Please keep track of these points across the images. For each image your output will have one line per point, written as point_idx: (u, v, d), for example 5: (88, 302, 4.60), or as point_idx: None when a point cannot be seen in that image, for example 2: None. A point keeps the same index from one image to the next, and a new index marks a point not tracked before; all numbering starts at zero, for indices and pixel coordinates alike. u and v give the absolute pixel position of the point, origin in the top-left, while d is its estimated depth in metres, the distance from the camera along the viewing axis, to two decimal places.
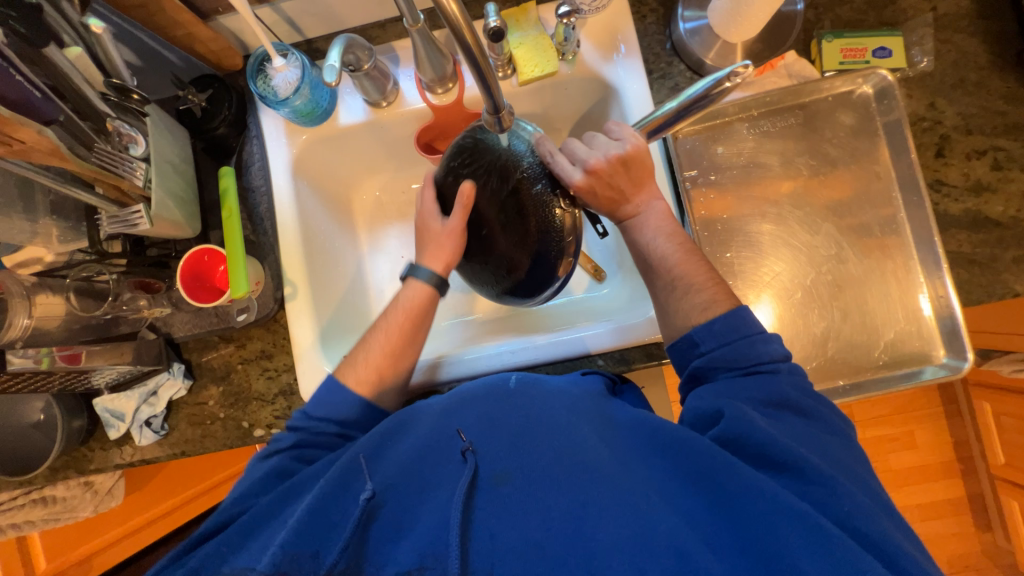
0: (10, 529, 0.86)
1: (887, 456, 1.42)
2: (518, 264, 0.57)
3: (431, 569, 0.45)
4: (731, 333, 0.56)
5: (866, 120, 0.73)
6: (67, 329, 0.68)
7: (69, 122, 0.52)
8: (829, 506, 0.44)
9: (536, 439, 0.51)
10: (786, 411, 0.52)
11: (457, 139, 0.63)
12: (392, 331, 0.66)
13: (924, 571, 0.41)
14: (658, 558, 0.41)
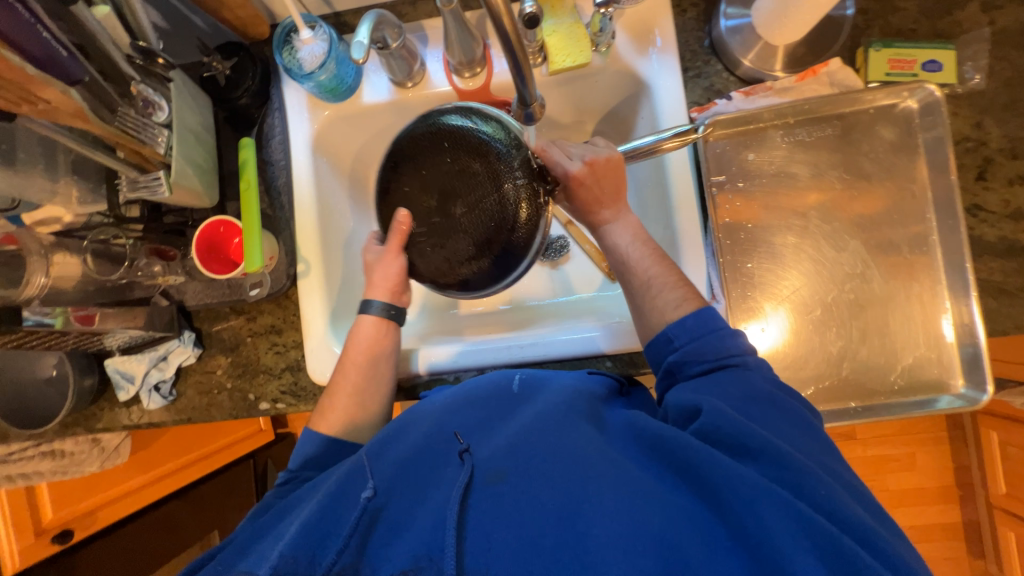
0: (17, 479, 0.88)
1: (885, 476, 1.41)
2: (483, 248, 0.56)
3: (427, 569, 0.45)
4: (703, 329, 0.58)
5: (907, 136, 0.70)
6: (82, 289, 0.68)
7: (94, 84, 0.50)
8: (812, 496, 0.43)
9: (525, 437, 0.52)
10: (763, 404, 0.51)
11: (419, 119, 0.61)
12: (348, 370, 0.67)
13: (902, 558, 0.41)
14: (648, 552, 0.41)
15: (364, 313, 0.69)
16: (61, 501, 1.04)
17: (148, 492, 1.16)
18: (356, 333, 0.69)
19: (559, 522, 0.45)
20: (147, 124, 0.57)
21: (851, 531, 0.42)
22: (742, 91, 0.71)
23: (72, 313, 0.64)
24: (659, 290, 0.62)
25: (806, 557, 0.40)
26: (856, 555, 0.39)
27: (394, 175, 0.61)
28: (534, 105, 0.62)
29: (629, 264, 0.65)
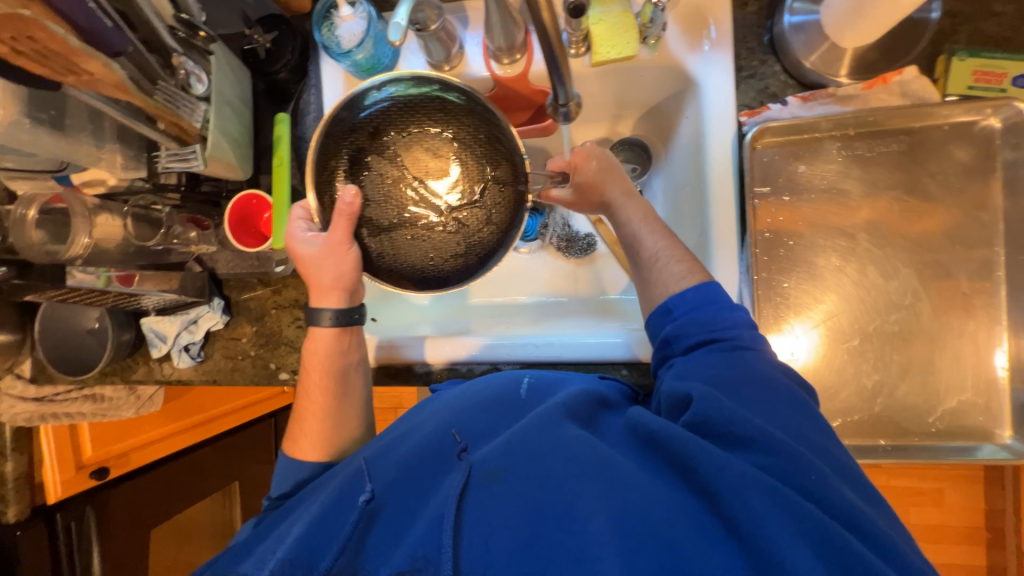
0: (60, 417, 0.94)
1: (907, 509, 1.35)
2: (474, 245, 0.53)
3: (423, 570, 0.45)
4: (703, 300, 0.57)
5: (984, 159, 0.63)
6: (122, 251, 0.71)
7: (138, 54, 0.51)
8: (803, 485, 0.43)
9: (519, 436, 0.52)
10: (754, 383, 0.50)
11: (395, 81, 0.52)
12: (312, 394, 0.65)
13: (894, 543, 0.41)
14: (642, 553, 0.41)
15: (316, 325, 0.62)
16: (100, 441, 1.09)
17: (178, 439, 1.24)
18: (311, 349, 0.64)
19: (553, 525, 0.45)
20: (185, 97, 0.58)
21: (840, 518, 0.41)
22: (799, 96, 0.65)
23: (113, 274, 0.68)
24: (664, 262, 0.61)
25: (797, 545, 0.39)
26: (849, 544, 0.39)
27: (358, 150, 0.51)
28: (570, 103, 0.58)
29: (636, 240, 0.64)
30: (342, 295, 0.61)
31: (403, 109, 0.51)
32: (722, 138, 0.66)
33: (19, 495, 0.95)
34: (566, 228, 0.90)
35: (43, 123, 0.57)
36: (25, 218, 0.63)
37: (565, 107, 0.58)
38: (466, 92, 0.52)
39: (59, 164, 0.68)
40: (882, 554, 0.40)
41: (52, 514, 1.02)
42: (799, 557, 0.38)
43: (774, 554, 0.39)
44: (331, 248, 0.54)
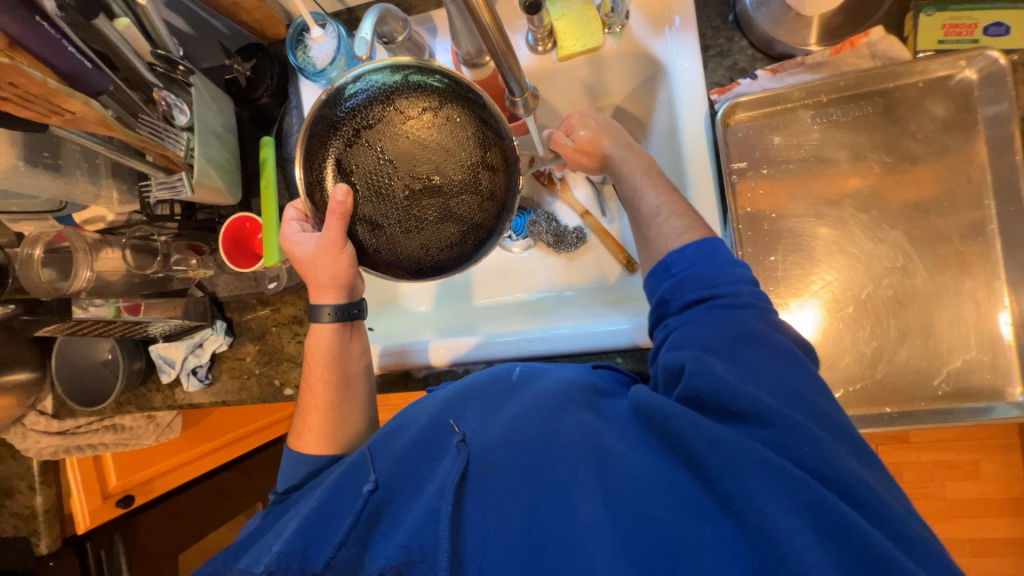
0: (78, 449, 0.96)
1: (940, 484, 1.30)
2: (471, 232, 0.55)
3: (420, 561, 0.46)
4: (705, 256, 0.54)
5: (963, 112, 0.62)
6: (128, 282, 0.75)
7: (119, 92, 0.54)
8: (802, 457, 0.41)
9: (516, 425, 0.51)
10: (755, 351, 0.48)
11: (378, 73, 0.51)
12: (315, 387, 0.67)
13: (894, 511, 0.40)
14: (636, 536, 0.41)
15: (317, 321, 0.66)
16: (123, 470, 1.12)
17: (199, 464, 1.27)
18: (315, 343, 0.67)
19: (548, 510, 0.45)
20: (169, 129, 0.61)
21: (836, 487, 0.40)
22: (768, 69, 0.65)
23: (121, 304, 0.72)
24: (660, 218, 0.60)
25: (790, 516, 0.38)
26: (844, 514, 0.38)
27: (347, 147, 0.51)
28: (528, 96, 0.57)
29: (637, 197, 0.64)
30: (343, 292, 0.64)
31: (384, 106, 0.51)
32: (694, 117, 0.66)
33: (50, 527, 0.98)
34: (554, 223, 0.90)
35: (40, 165, 0.61)
36: (31, 258, 0.67)
37: (522, 101, 0.57)
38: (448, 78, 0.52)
39: (60, 205, 0.72)
40: (878, 521, 0.39)
41: (82, 544, 1.03)
42: (790, 528, 0.38)
43: (765, 527, 0.38)
44: (330, 250, 0.56)
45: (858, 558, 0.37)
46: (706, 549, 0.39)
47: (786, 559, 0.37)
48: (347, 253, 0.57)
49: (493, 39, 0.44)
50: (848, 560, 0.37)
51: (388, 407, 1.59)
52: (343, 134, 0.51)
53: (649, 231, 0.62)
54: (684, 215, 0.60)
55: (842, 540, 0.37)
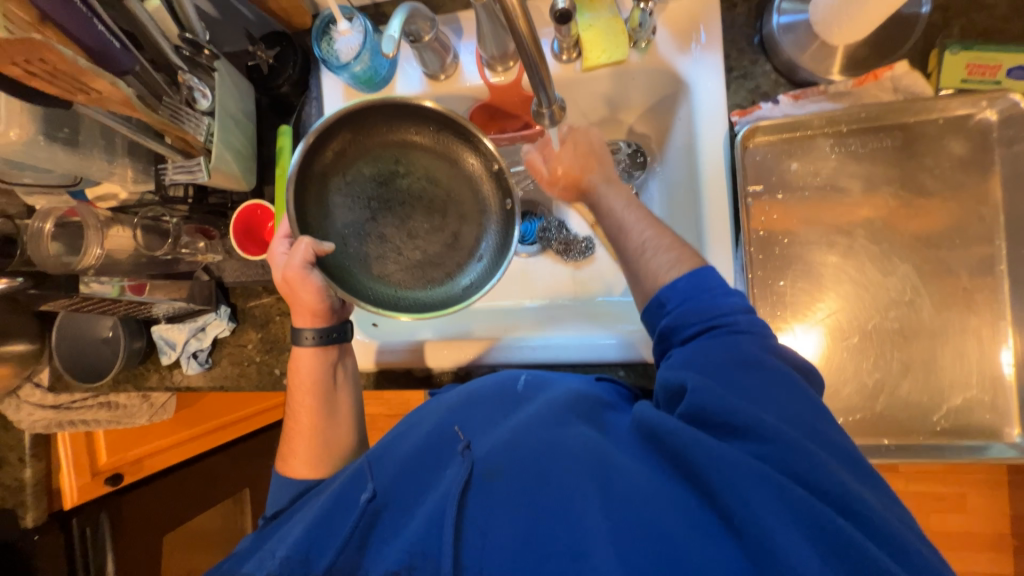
0: (68, 426, 0.95)
1: (927, 515, 1.31)
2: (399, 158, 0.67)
3: (419, 567, 0.46)
4: (695, 290, 0.54)
5: (980, 152, 0.62)
6: (135, 261, 0.74)
7: (145, 73, 0.54)
8: (804, 474, 0.41)
9: (520, 434, 0.52)
10: (757, 369, 0.48)
11: (421, 303, 0.65)
12: (299, 415, 0.69)
13: (897, 530, 0.40)
14: (637, 549, 0.42)
15: (297, 344, 0.69)
16: (113, 448, 1.11)
17: (190, 446, 1.27)
18: (299, 366, 0.69)
19: (549, 521, 0.45)
20: (190, 113, 0.61)
21: (837, 503, 0.40)
22: (791, 94, 0.65)
23: (126, 283, 0.71)
24: (650, 253, 0.60)
25: (791, 531, 0.39)
26: (843, 530, 0.38)
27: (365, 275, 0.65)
28: (553, 108, 0.58)
29: (624, 230, 0.63)
30: (325, 318, 0.68)
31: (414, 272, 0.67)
32: (713, 139, 0.67)
33: (38, 501, 0.97)
34: (563, 232, 0.91)
35: (58, 140, 0.60)
36: (41, 231, 0.66)
37: (548, 112, 0.57)
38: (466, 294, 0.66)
39: (72, 179, 0.71)
40: (879, 538, 0.40)
41: (68, 520, 1.03)
42: (791, 543, 0.38)
43: (765, 543, 0.39)
44: (297, 276, 0.62)
45: (858, 574, 0.37)
46: (707, 564, 0.40)
47: (785, 574, 0.37)
48: (314, 279, 0.63)
49: (525, 49, 0.45)
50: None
51: (381, 401, 1.59)
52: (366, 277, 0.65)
53: (636, 263, 0.61)
54: (672, 249, 0.59)
55: (840, 555, 0.38)
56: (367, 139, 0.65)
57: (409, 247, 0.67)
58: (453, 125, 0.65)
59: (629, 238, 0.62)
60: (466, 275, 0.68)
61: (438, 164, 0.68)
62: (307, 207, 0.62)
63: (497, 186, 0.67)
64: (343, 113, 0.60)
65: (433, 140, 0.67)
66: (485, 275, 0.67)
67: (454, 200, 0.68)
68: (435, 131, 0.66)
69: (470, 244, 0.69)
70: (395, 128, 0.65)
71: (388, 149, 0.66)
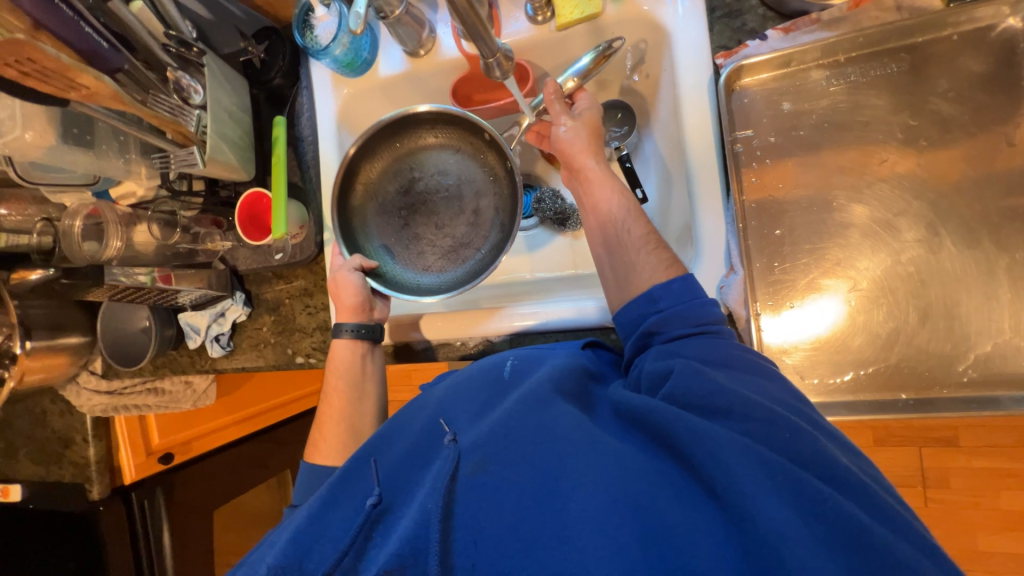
0: (122, 411, 1.06)
1: (994, 492, 1.21)
2: (414, 166, 0.74)
3: (410, 568, 0.43)
4: (688, 293, 0.57)
5: (1004, 68, 0.55)
6: (159, 255, 0.81)
7: (135, 72, 0.58)
8: (782, 443, 0.43)
9: (504, 420, 0.50)
10: (728, 367, 0.50)
11: (461, 280, 0.70)
12: (332, 401, 0.73)
13: (870, 489, 0.41)
14: (627, 521, 0.40)
15: (338, 338, 0.74)
16: (165, 430, 1.22)
17: (231, 430, 1.37)
18: (334, 356, 0.74)
19: (538, 503, 0.43)
20: (183, 107, 0.66)
21: (815, 468, 0.42)
22: (780, 28, 0.60)
23: (156, 273, 0.77)
24: (643, 247, 0.61)
25: (773, 496, 0.39)
26: (818, 489, 0.39)
27: (418, 272, 0.72)
28: (499, 56, 0.57)
29: (611, 224, 0.64)
30: (364, 314, 0.74)
31: (456, 254, 0.72)
32: (696, 84, 0.63)
33: (102, 476, 1.09)
34: (557, 202, 0.90)
35: (72, 141, 0.66)
36: (71, 229, 0.75)
37: (495, 62, 0.57)
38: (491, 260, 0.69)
39: (93, 179, 0.78)
40: (858, 500, 0.41)
41: (128, 494, 1.14)
42: (769, 505, 0.38)
43: (749, 508, 0.38)
44: (341, 278, 0.71)
45: (841, 533, 0.38)
46: (699, 531, 0.39)
47: (772, 537, 0.37)
48: (356, 281, 0.71)
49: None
50: (831, 535, 0.38)
51: (408, 385, 1.66)
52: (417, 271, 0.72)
53: (626, 255, 0.62)
54: (660, 248, 0.61)
55: (822, 515, 0.38)
56: (382, 159, 0.73)
57: (443, 237, 0.73)
58: (443, 117, 0.70)
59: (617, 232, 0.64)
60: (489, 245, 0.71)
61: (446, 156, 0.74)
62: (351, 228, 0.71)
63: (499, 153, 0.70)
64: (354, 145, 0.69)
65: (433, 137, 0.73)
66: (505, 236, 0.69)
67: (468, 182, 0.73)
68: (431, 127, 0.72)
69: (490, 216, 0.72)
70: (399, 140, 0.72)
71: (401, 160, 0.73)
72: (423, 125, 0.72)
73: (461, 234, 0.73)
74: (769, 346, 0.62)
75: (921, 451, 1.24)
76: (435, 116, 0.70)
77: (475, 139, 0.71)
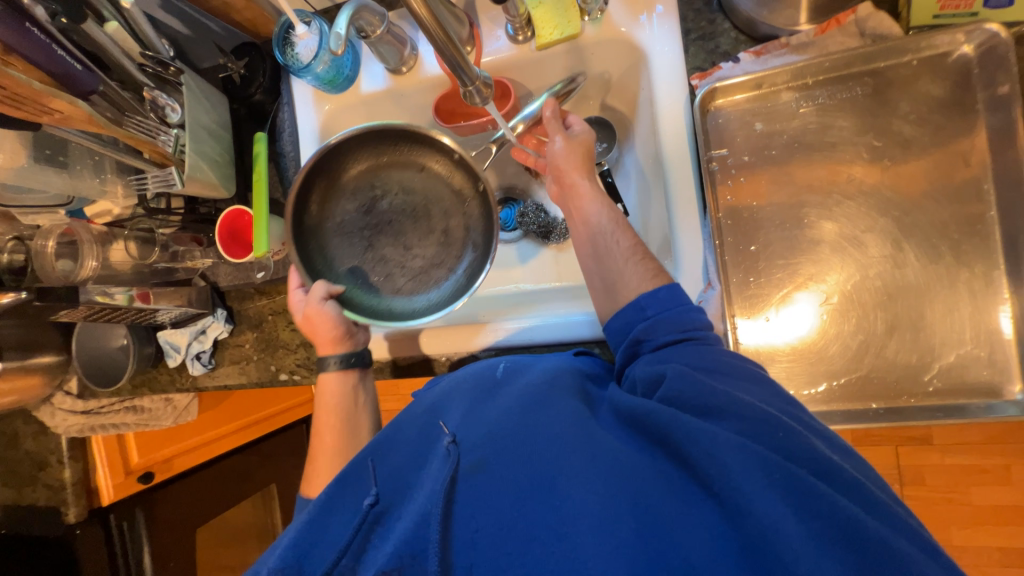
0: (100, 430, 1.03)
1: (966, 489, 1.25)
2: (375, 185, 0.74)
3: (410, 567, 0.45)
4: (672, 301, 0.58)
5: (962, 91, 0.58)
6: (136, 272, 0.80)
7: (109, 92, 0.58)
8: (778, 444, 0.43)
9: (501, 424, 0.51)
10: (721, 371, 0.50)
11: (432, 302, 0.71)
12: (323, 434, 0.70)
13: (862, 486, 0.41)
14: (623, 521, 0.41)
15: (324, 371, 0.71)
16: (144, 448, 1.19)
17: (215, 444, 1.35)
18: (322, 390, 0.71)
19: (535, 501, 0.45)
20: (161, 128, 0.65)
21: (812, 467, 0.42)
22: (752, 51, 0.62)
23: (134, 292, 0.77)
24: (631, 257, 0.63)
25: (770, 495, 0.39)
26: (816, 488, 0.39)
27: (386, 295, 0.72)
28: (478, 85, 0.57)
29: (600, 233, 0.66)
30: (346, 343, 0.71)
31: (427, 275, 0.73)
32: (673, 103, 0.65)
33: (78, 498, 1.06)
34: (541, 216, 0.91)
35: (44, 161, 0.65)
36: (45, 249, 0.72)
37: (474, 89, 0.57)
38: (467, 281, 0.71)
39: (67, 199, 0.77)
40: (851, 494, 0.41)
41: (106, 515, 1.11)
42: (766, 506, 0.39)
43: (747, 508, 0.39)
44: (316, 311, 0.67)
45: (836, 530, 0.38)
46: (694, 531, 0.40)
47: (767, 534, 0.38)
48: (329, 309, 0.68)
49: (427, 23, 0.46)
50: (828, 532, 0.38)
51: (397, 395, 1.65)
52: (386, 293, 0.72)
53: (612, 266, 0.64)
54: (645, 259, 0.63)
55: (819, 513, 0.38)
56: (341, 178, 0.72)
57: (411, 259, 0.73)
58: (406, 136, 0.71)
59: (605, 242, 0.65)
60: (463, 265, 0.73)
61: (410, 175, 0.75)
62: (312, 254, 0.71)
63: (466, 173, 0.73)
64: (313, 166, 0.68)
65: (396, 156, 0.74)
66: (481, 256, 0.71)
67: (434, 201, 0.74)
68: (393, 146, 0.73)
69: (461, 236, 0.74)
70: (365, 156, 0.72)
71: (363, 178, 0.73)
72: (385, 144, 0.72)
73: (429, 256, 0.73)
74: (744, 352, 0.64)
75: (898, 450, 1.28)
76: (395, 135, 0.71)
77: (441, 157, 0.73)
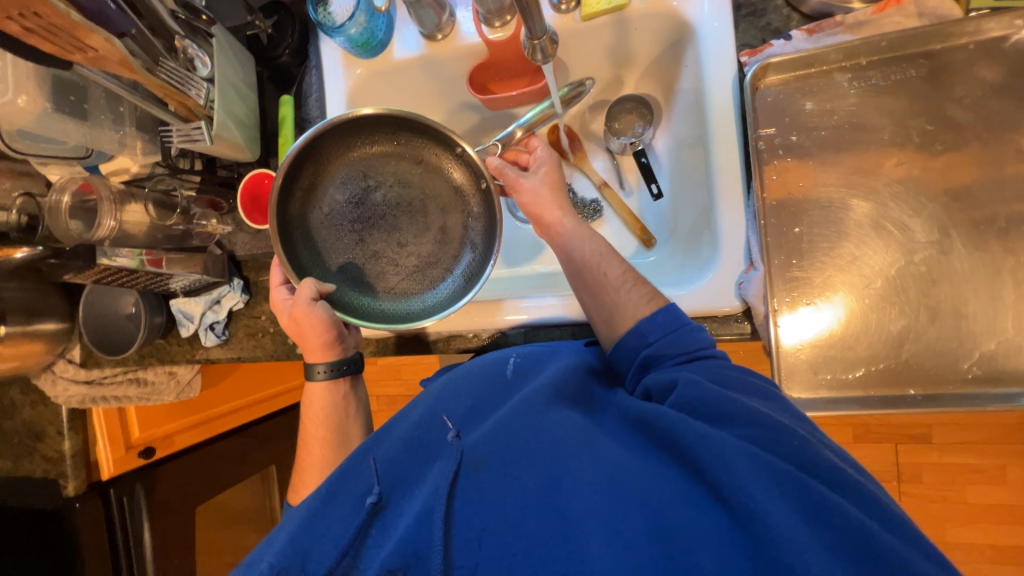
0: (101, 403, 1.00)
1: (962, 488, 1.27)
2: (368, 175, 0.68)
3: (413, 567, 0.42)
4: (673, 323, 0.56)
5: (1016, 78, 0.58)
6: (150, 236, 0.76)
7: (141, 37, 0.54)
8: (787, 452, 0.42)
9: (507, 420, 0.49)
10: (730, 386, 0.50)
11: (426, 305, 0.67)
12: (312, 448, 0.67)
13: (874, 500, 0.40)
14: (633, 525, 0.39)
15: (312, 379, 0.68)
16: (145, 423, 1.16)
17: (218, 422, 1.32)
18: (311, 403, 0.68)
19: (537, 500, 0.43)
20: (192, 78, 0.62)
21: (822, 475, 0.40)
22: (804, 29, 0.62)
23: (144, 255, 0.71)
24: (623, 286, 0.61)
25: (780, 502, 0.38)
26: (825, 496, 0.38)
27: (375, 296, 0.68)
28: (544, 40, 0.60)
29: (586, 269, 0.64)
30: (337, 347, 0.68)
31: (421, 275, 0.68)
32: (722, 85, 0.64)
33: (77, 471, 1.03)
34: None
35: (65, 110, 0.63)
36: (60, 205, 0.69)
37: (540, 44, 0.59)
38: (465, 283, 0.67)
39: (85, 152, 0.73)
40: (861, 504, 0.39)
41: (106, 489, 1.08)
42: (776, 511, 0.37)
43: (754, 511, 0.37)
44: (304, 313, 0.63)
45: (847, 538, 0.36)
46: (703, 537, 0.38)
47: (777, 539, 0.36)
48: (319, 311, 0.63)
49: None
50: (837, 541, 0.36)
51: (400, 380, 1.64)
52: (377, 293, 0.68)
53: (608, 296, 0.62)
54: (640, 285, 0.62)
55: (829, 521, 0.37)
56: (332, 166, 0.67)
57: (404, 256, 0.68)
58: (405, 125, 0.66)
59: (594, 276, 0.63)
60: (463, 267, 0.69)
61: (406, 166, 0.69)
62: (300, 248, 0.66)
63: (467, 168, 0.68)
64: (299, 152, 0.63)
65: (393, 146, 0.68)
66: (481, 259, 0.68)
67: (433, 195, 0.70)
68: (389, 135, 0.68)
69: (459, 233, 0.70)
70: (359, 143, 0.67)
71: (356, 167, 0.68)
72: (381, 132, 0.68)
73: (424, 254, 0.69)
74: (787, 352, 0.62)
75: (898, 447, 1.29)
76: (393, 121, 0.66)
77: (443, 150, 0.68)
